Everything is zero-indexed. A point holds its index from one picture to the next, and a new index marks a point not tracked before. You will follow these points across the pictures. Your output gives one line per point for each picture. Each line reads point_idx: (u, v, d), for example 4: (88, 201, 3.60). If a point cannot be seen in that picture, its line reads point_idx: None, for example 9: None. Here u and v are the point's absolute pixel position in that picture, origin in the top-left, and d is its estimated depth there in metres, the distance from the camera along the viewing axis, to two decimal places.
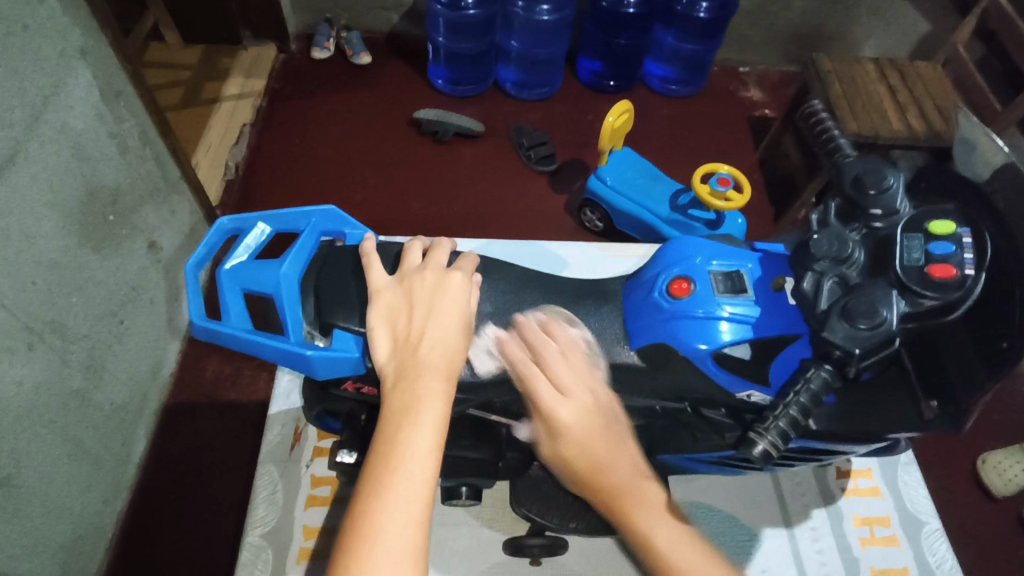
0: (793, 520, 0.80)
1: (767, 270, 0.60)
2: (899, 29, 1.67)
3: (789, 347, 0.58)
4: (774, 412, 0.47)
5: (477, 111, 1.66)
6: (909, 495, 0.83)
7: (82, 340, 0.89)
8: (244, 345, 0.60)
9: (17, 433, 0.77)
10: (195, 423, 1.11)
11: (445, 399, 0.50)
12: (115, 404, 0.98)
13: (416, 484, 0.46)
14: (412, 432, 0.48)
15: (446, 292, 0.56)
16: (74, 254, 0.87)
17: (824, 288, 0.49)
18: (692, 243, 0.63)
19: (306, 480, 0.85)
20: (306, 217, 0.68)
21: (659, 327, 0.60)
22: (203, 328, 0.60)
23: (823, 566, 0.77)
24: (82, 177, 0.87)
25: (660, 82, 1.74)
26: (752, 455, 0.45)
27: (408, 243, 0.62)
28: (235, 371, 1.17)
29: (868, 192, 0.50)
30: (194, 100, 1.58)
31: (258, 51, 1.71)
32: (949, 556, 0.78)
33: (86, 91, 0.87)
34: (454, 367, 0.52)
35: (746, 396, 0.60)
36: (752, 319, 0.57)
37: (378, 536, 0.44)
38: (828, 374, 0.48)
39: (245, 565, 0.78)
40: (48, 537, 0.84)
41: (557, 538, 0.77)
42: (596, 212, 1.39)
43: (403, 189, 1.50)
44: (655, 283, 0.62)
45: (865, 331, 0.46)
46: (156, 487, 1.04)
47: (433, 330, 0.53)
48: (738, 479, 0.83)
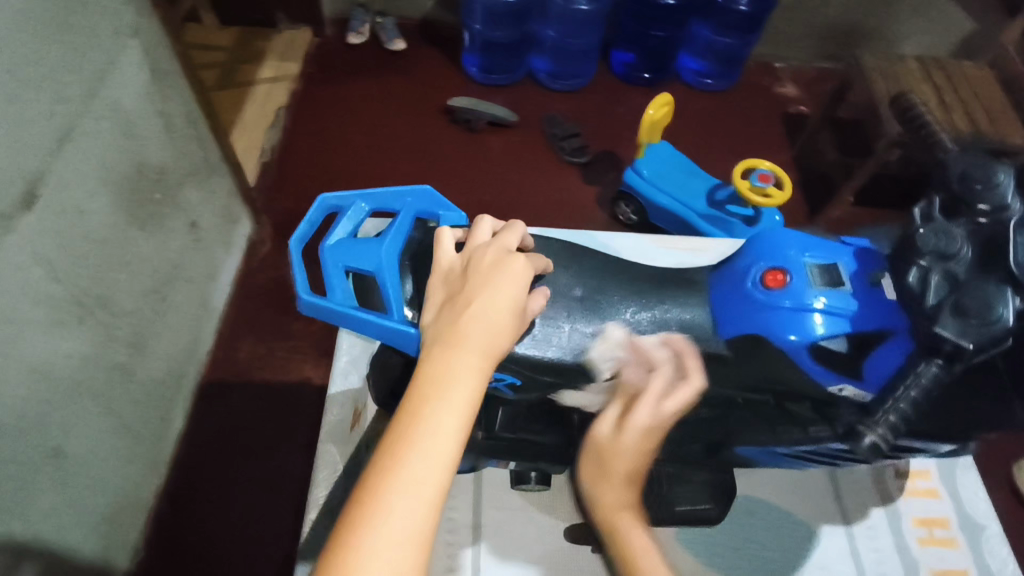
0: (850, 517, 0.76)
1: (862, 264, 0.56)
2: (942, 27, 1.63)
3: (880, 347, 0.52)
4: (883, 406, 0.46)
5: (510, 100, 1.66)
6: (968, 498, 0.78)
7: (127, 317, 0.90)
8: (350, 323, 0.56)
9: (67, 406, 0.78)
10: (231, 403, 1.12)
11: (479, 378, 0.44)
12: (155, 380, 0.99)
13: (432, 465, 0.40)
14: (438, 406, 0.42)
15: (503, 270, 0.49)
16: (122, 230, 0.87)
17: (931, 283, 0.44)
18: (785, 234, 0.59)
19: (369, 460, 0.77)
20: (399, 198, 0.65)
21: (748, 318, 0.57)
22: (309, 305, 0.56)
23: (881, 565, 0.72)
24: (131, 155, 0.88)
25: (694, 75, 1.73)
26: (859, 446, 0.46)
27: (478, 221, 0.57)
28: (269, 352, 1.18)
29: (975, 187, 0.47)
30: (230, 82, 1.59)
31: (293, 35, 1.71)
32: (1009, 561, 0.73)
33: (137, 69, 0.87)
34: (497, 346, 0.46)
35: (837, 390, 0.55)
36: (849, 311, 0.53)
37: (383, 514, 0.38)
38: (940, 369, 0.43)
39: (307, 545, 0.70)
40: (91, 509, 0.85)
41: None
42: (630, 204, 1.39)
43: (434, 176, 1.50)
44: (746, 273, 0.59)
45: (975, 323, 0.41)
46: (191, 463, 1.06)
47: (479, 305, 0.47)
48: (795, 475, 0.79)
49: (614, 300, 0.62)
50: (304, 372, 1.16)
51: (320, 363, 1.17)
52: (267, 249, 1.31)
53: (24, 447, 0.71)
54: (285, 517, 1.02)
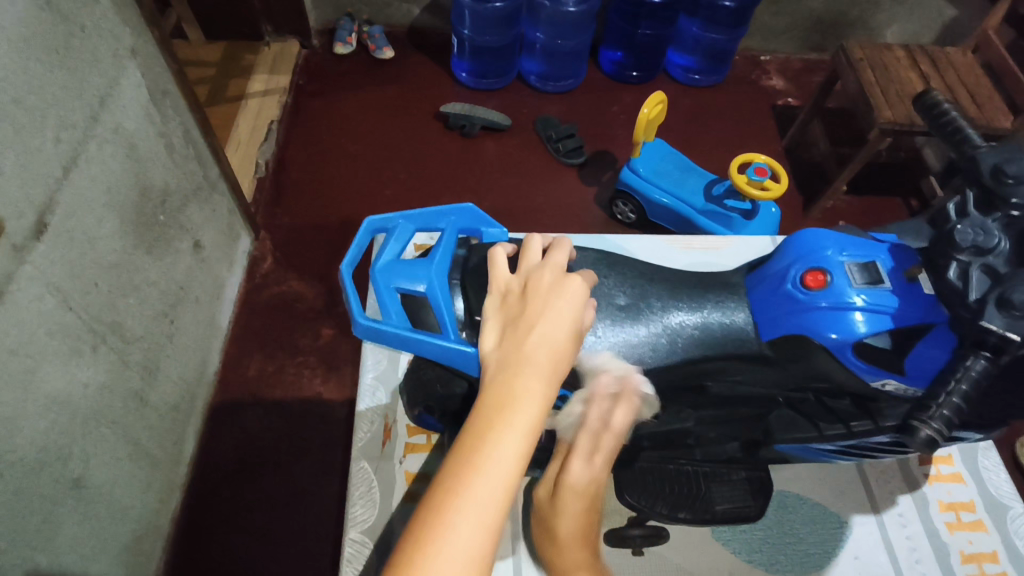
0: (880, 506, 0.77)
1: (898, 261, 0.56)
2: (922, 15, 1.66)
3: (921, 342, 0.54)
4: (936, 400, 0.42)
5: (502, 105, 1.66)
6: (991, 479, 0.79)
7: (138, 341, 0.89)
8: (408, 344, 0.55)
9: (85, 434, 0.78)
10: (244, 422, 1.11)
11: (542, 403, 0.44)
12: (168, 403, 0.98)
13: (495, 489, 0.40)
14: (503, 432, 0.42)
15: (563, 292, 0.49)
16: (130, 254, 0.87)
17: (973, 278, 0.46)
18: (822, 234, 0.59)
19: (401, 476, 0.77)
20: (443, 216, 0.65)
21: (792, 321, 0.56)
22: (365, 328, 0.55)
23: (915, 552, 0.74)
24: (135, 178, 0.87)
25: (682, 72, 1.74)
26: (914, 442, 0.40)
27: (528, 237, 0.57)
28: (278, 370, 1.17)
29: (1006, 181, 0.47)
30: (220, 98, 1.58)
31: (281, 47, 1.70)
32: None
33: (137, 90, 0.87)
34: (559, 370, 0.46)
35: (880, 385, 0.56)
36: (890, 308, 0.53)
37: (447, 535, 0.38)
38: (987, 362, 0.43)
39: (349, 562, 0.70)
40: (113, 537, 0.84)
41: (660, 528, 0.74)
42: (629, 204, 1.40)
43: (432, 183, 1.50)
44: (786, 275, 0.58)
45: (1020, 318, 0.41)
46: (208, 485, 1.05)
47: (542, 329, 0.47)
48: (825, 467, 0.81)
49: (639, 311, 0.61)
50: (315, 387, 1.16)
51: (330, 378, 1.17)
52: (268, 265, 1.31)
53: (46, 478, 0.71)
54: (304, 535, 1.02)
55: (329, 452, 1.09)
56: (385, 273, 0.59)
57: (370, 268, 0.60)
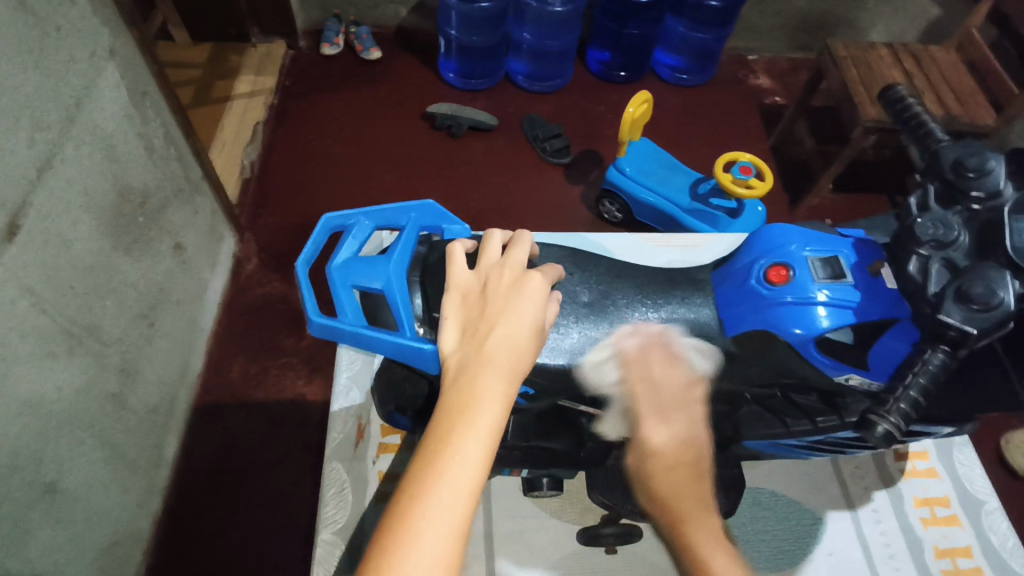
0: (855, 502, 0.77)
1: (862, 255, 0.56)
2: (906, 14, 1.67)
3: (885, 335, 0.54)
4: (893, 394, 0.42)
5: (489, 105, 1.66)
6: (966, 474, 0.79)
7: (116, 343, 0.89)
8: (364, 343, 0.55)
9: (60, 439, 0.77)
10: (225, 424, 1.10)
11: (504, 402, 0.44)
12: (147, 406, 0.98)
13: (461, 491, 0.40)
14: (466, 434, 0.42)
15: (524, 290, 0.49)
16: (108, 256, 0.86)
17: (933, 271, 0.45)
18: (787, 229, 0.59)
19: (374, 476, 0.77)
20: (405, 214, 0.66)
21: (754, 316, 0.57)
22: (320, 327, 0.54)
23: (889, 548, 0.74)
24: (114, 180, 0.87)
25: (669, 71, 1.74)
26: (873, 437, 0.40)
27: (486, 233, 0.56)
28: (261, 371, 1.17)
29: (967, 175, 0.48)
30: (206, 99, 1.57)
31: (267, 48, 1.69)
32: (1010, 535, 0.75)
33: (115, 91, 0.86)
34: (521, 369, 0.46)
35: (844, 380, 0.56)
36: (853, 303, 0.53)
37: (412, 541, 0.38)
38: (946, 355, 0.42)
39: (320, 563, 0.70)
40: (89, 542, 0.84)
41: (633, 526, 0.72)
42: (615, 203, 1.40)
43: (418, 184, 1.49)
44: (750, 270, 0.59)
45: (977, 311, 0.41)
46: (188, 488, 1.04)
47: (502, 329, 0.47)
48: (800, 462, 0.80)
49: (609, 304, 0.61)
50: (299, 389, 1.15)
51: (314, 379, 1.17)
52: (252, 266, 1.30)
53: (19, 482, 0.70)
54: (286, 539, 1.01)
55: (311, 454, 1.08)
56: (344, 271, 0.58)
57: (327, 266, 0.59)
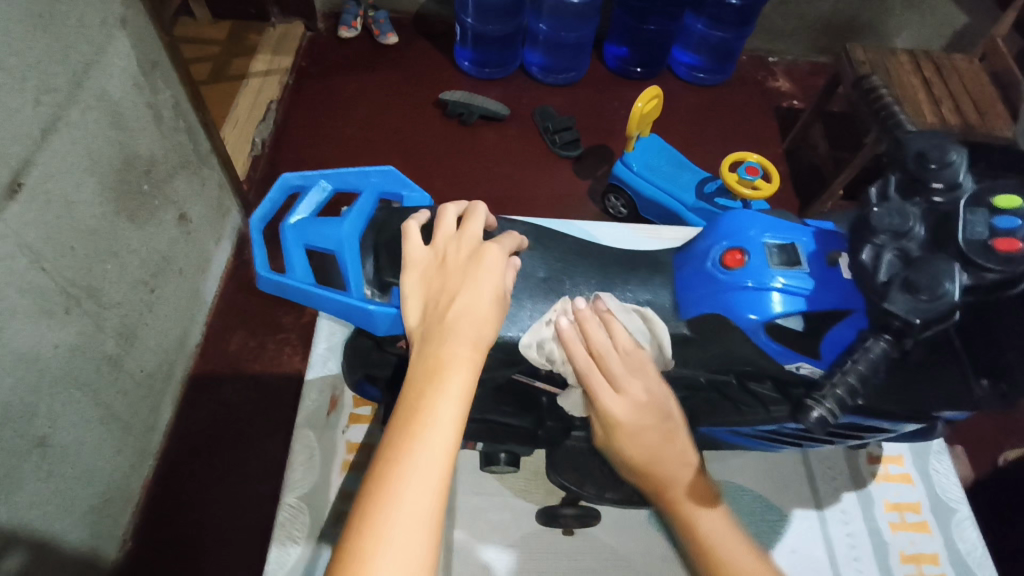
0: (823, 502, 0.80)
1: (822, 244, 0.56)
2: (933, 22, 1.63)
3: (839, 324, 0.53)
4: (832, 380, 0.44)
5: (502, 95, 1.66)
6: (941, 483, 0.82)
7: (115, 307, 0.91)
8: (309, 300, 0.56)
9: (52, 394, 0.79)
10: (221, 394, 1.12)
11: (472, 367, 0.46)
12: (144, 371, 1.00)
13: (437, 452, 0.42)
14: (436, 399, 0.44)
15: (481, 262, 0.51)
16: (111, 221, 0.88)
17: (884, 260, 0.44)
18: (748, 216, 0.59)
19: (342, 445, 0.82)
20: (364, 176, 0.66)
21: (710, 298, 0.57)
22: (268, 281, 0.56)
23: (853, 548, 0.77)
24: (119, 146, 0.88)
25: (687, 70, 1.72)
26: (809, 421, 0.44)
27: (440, 209, 0.57)
28: (259, 345, 1.19)
29: (929, 166, 0.47)
30: (223, 76, 1.59)
31: (286, 28, 1.71)
32: (979, 544, 0.77)
33: (125, 60, 0.88)
34: (485, 337, 0.48)
35: (795, 368, 0.55)
36: (807, 291, 0.53)
37: (392, 503, 0.40)
38: (888, 344, 0.45)
39: (282, 525, 0.75)
40: (78, 498, 0.86)
41: (591, 510, 0.76)
42: (621, 198, 1.39)
43: (426, 170, 1.50)
44: (708, 254, 0.59)
45: (925, 301, 0.41)
46: (180, 454, 1.06)
47: (464, 299, 0.49)
48: (770, 461, 0.83)
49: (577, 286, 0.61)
50: (294, 364, 1.17)
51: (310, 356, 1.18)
52: None
53: (9, 433, 0.72)
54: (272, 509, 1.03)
55: None
56: (297, 229, 0.60)
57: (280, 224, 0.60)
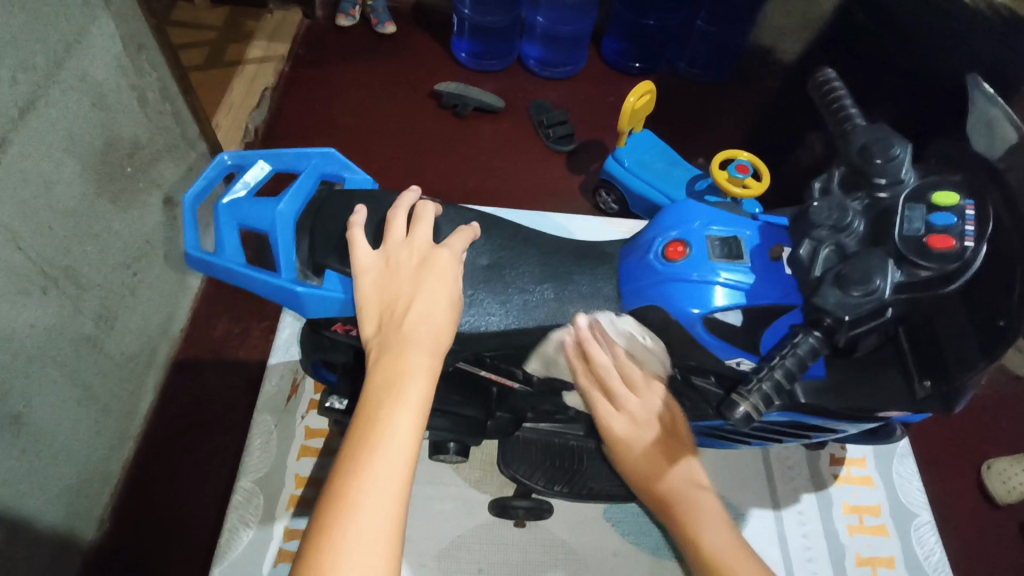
0: (781, 502, 0.82)
1: (765, 238, 0.57)
2: None
3: (778, 319, 0.55)
4: (759, 375, 0.45)
5: (497, 87, 1.65)
6: (902, 487, 0.84)
7: (95, 289, 0.91)
8: (238, 279, 0.57)
9: (27, 373, 0.80)
10: (202, 378, 1.13)
11: (430, 375, 0.48)
12: (126, 353, 1.00)
13: (395, 462, 0.44)
14: (395, 410, 0.46)
15: (433, 268, 0.52)
16: (92, 203, 0.88)
17: (820, 255, 0.47)
18: (693, 207, 0.59)
19: (300, 431, 0.84)
20: (305, 159, 0.66)
21: (651, 290, 0.57)
22: (197, 260, 0.57)
23: (808, 549, 0.79)
24: (101, 128, 0.88)
25: (684, 66, 1.72)
26: (732, 417, 0.44)
27: (391, 210, 0.57)
28: (243, 330, 1.19)
29: (874, 161, 0.48)
30: (218, 61, 1.59)
31: (283, 15, 1.70)
32: (937, 549, 0.79)
33: (110, 41, 0.87)
34: (441, 344, 0.49)
35: (735, 363, 0.57)
36: (746, 286, 0.54)
37: (353, 516, 0.42)
38: (816, 340, 0.46)
39: (236, 507, 0.78)
40: (54, 478, 0.86)
41: (543, 503, 0.77)
42: (611, 194, 1.38)
43: (418, 161, 1.49)
44: (651, 245, 0.59)
45: (856, 297, 0.44)
46: (160, 437, 1.07)
47: (420, 307, 0.50)
48: (729, 458, 0.85)
49: (542, 277, 0.61)
50: None
51: None
52: None
53: None
54: None
55: None
56: (229, 208, 0.60)
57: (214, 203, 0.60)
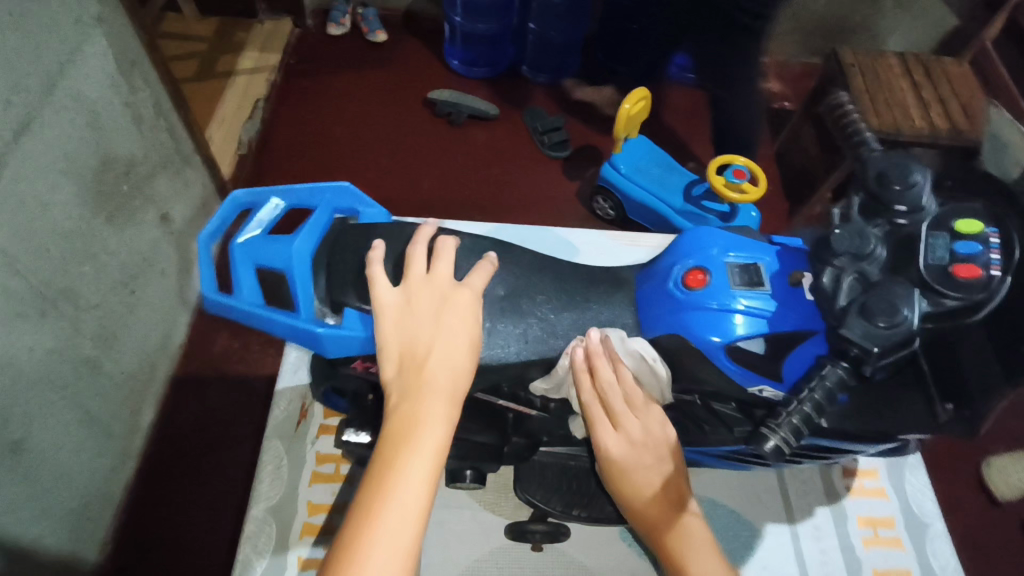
0: (796, 517, 0.82)
1: (785, 264, 0.57)
2: (924, 22, 1.61)
3: (801, 344, 0.55)
4: (788, 408, 0.46)
5: (491, 94, 1.64)
6: (915, 498, 0.84)
7: (93, 310, 0.90)
8: (256, 320, 0.57)
9: (28, 399, 0.78)
10: (204, 396, 1.11)
11: (446, 423, 0.49)
12: (125, 373, 0.99)
13: (407, 512, 0.45)
14: (409, 458, 0.47)
15: (453, 310, 0.52)
16: (88, 223, 0.87)
17: (843, 285, 0.47)
18: (709, 233, 0.61)
19: (311, 457, 0.84)
20: (318, 193, 0.66)
21: (670, 318, 0.58)
22: (214, 302, 0.57)
23: (825, 564, 0.79)
24: (97, 147, 0.87)
25: (678, 70, 1.72)
26: (762, 450, 0.45)
27: (412, 246, 0.57)
28: (243, 347, 1.17)
29: (893, 188, 0.48)
30: (209, 72, 1.58)
31: (273, 25, 1.69)
32: (952, 560, 0.80)
33: (103, 59, 0.87)
34: (458, 390, 0.50)
35: (757, 391, 0.57)
36: (768, 313, 0.54)
37: (364, 566, 0.43)
38: (844, 371, 0.47)
39: (249, 538, 0.76)
40: (57, 502, 0.85)
41: (560, 526, 0.77)
42: (609, 200, 1.37)
43: (414, 171, 1.49)
44: (669, 273, 0.60)
45: (882, 329, 0.43)
46: (162, 457, 1.05)
47: (440, 352, 0.50)
48: (743, 475, 0.85)
49: (559, 305, 0.61)
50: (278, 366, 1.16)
51: None
52: None
53: None
54: None
55: None
56: (244, 248, 0.60)
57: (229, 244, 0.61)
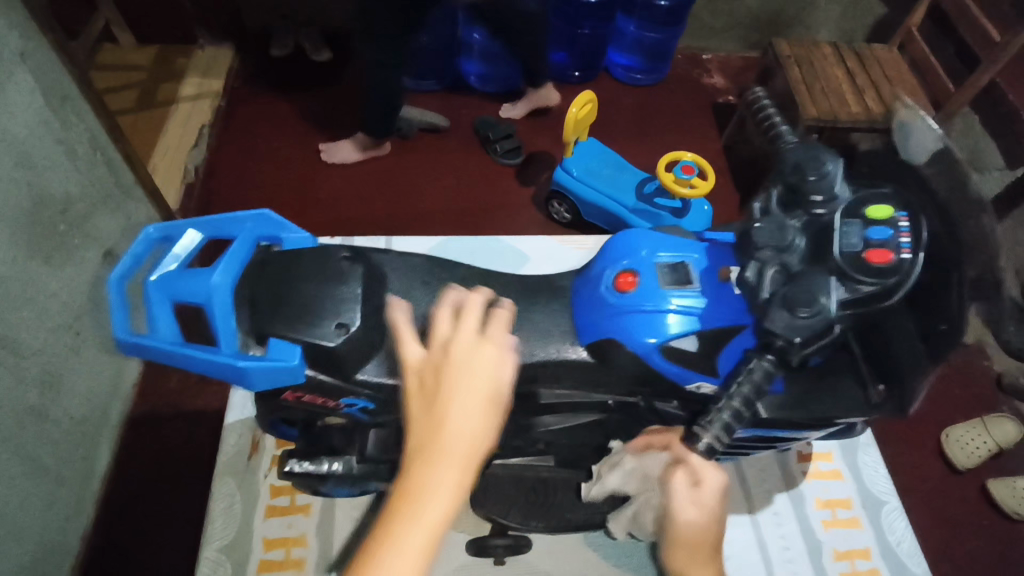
0: (756, 507, 0.83)
1: (715, 260, 0.59)
2: (855, 12, 1.67)
3: (733, 338, 0.57)
4: (718, 406, 0.49)
5: (440, 106, 1.64)
6: (870, 476, 0.86)
7: (36, 355, 0.86)
8: (175, 359, 0.56)
9: None
10: (161, 435, 1.08)
11: (455, 493, 0.44)
12: (75, 417, 0.95)
13: None
14: (408, 526, 0.42)
15: (475, 370, 0.48)
16: (23, 265, 0.84)
17: (765, 277, 0.49)
18: (641, 234, 0.62)
19: (265, 490, 0.82)
20: (237, 224, 0.63)
21: (607, 322, 0.59)
22: (130, 344, 0.56)
23: (786, 550, 0.80)
24: (29, 186, 0.84)
25: (623, 71, 1.72)
26: (696, 449, 0.49)
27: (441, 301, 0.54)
28: (200, 380, 1.14)
29: (808, 178, 0.49)
30: (150, 101, 1.54)
31: (214, 49, 1.66)
32: (907, 534, 0.82)
33: (30, 95, 0.84)
34: (475, 459, 0.45)
35: (696, 387, 0.60)
36: (698, 310, 0.56)
37: None
38: (769, 363, 0.50)
39: None
40: (7, 559, 0.81)
41: (521, 538, 0.77)
42: (564, 204, 1.38)
43: (366, 188, 1.47)
44: (602, 278, 0.61)
45: (803, 318, 0.47)
46: (121, 501, 1.02)
47: (456, 415, 0.46)
48: None
49: None
50: None
51: None
52: None
53: None
54: None
55: None
56: (160, 285, 0.58)
57: (144, 282, 0.59)
